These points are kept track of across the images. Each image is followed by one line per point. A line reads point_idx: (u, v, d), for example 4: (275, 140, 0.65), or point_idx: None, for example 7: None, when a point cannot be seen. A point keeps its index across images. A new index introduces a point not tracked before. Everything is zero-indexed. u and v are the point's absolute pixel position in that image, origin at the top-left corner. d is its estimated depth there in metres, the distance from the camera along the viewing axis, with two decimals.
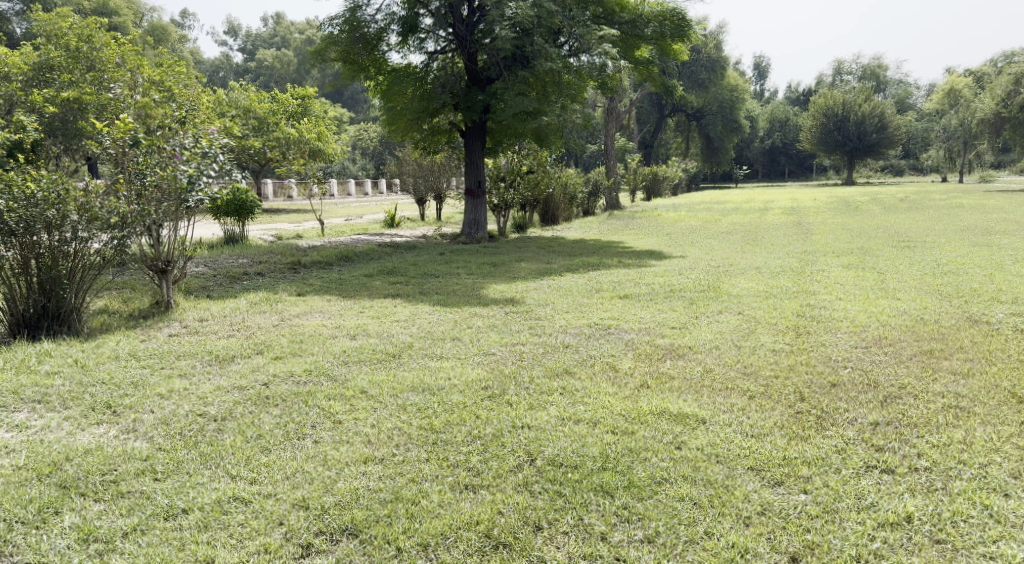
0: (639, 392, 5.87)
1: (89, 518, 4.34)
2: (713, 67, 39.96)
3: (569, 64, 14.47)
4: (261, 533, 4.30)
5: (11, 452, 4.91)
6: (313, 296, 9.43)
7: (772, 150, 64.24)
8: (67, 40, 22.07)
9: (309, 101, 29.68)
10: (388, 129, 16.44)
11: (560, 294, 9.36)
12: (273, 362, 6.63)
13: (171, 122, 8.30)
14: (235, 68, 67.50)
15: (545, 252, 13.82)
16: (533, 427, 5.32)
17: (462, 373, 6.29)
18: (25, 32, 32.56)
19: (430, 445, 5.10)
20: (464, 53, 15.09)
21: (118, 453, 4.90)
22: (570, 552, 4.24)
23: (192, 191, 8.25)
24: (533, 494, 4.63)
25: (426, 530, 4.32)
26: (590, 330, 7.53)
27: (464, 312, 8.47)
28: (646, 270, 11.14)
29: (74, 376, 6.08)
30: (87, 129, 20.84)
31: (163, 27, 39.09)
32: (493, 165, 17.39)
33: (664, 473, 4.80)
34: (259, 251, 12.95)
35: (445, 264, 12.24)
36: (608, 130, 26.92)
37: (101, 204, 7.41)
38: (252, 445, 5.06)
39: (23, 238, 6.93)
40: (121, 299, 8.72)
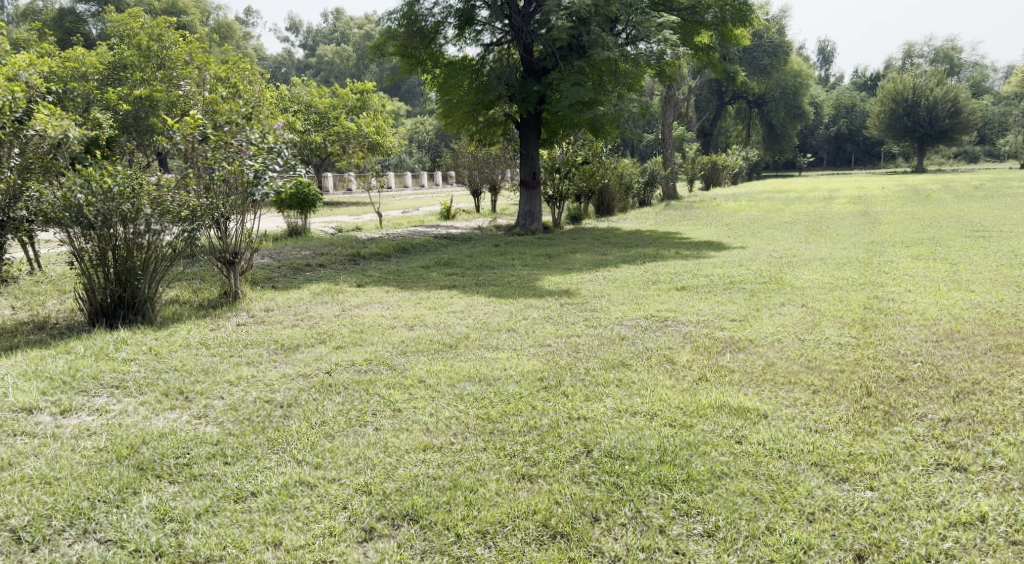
0: (697, 386, 5.86)
1: (164, 499, 4.52)
2: (776, 52, 38.84)
3: (627, 52, 14.35)
4: (326, 516, 4.43)
5: (92, 435, 5.15)
6: (371, 287, 9.60)
7: (838, 137, 62.76)
8: (138, 40, 23.01)
9: (368, 95, 30.15)
10: (445, 122, 16.57)
11: (616, 285, 9.36)
12: (335, 351, 6.81)
13: (237, 118, 8.51)
14: (297, 64, 68.85)
15: (601, 243, 13.82)
16: (590, 419, 5.36)
17: (518, 363, 6.37)
18: (100, 33, 33.62)
19: (488, 435, 5.19)
20: (520, 45, 15.20)
21: (191, 437, 5.11)
22: (628, 544, 4.27)
23: (257, 185, 8.49)
24: (590, 485, 4.68)
25: (484, 517, 4.41)
26: (646, 322, 7.53)
27: (519, 303, 8.54)
28: (705, 261, 11.04)
29: (149, 363, 6.34)
30: (159, 126, 21.59)
31: (229, 26, 40.12)
32: (548, 156, 17.35)
33: (724, 467, 4.79)
34: (321, 243, 13.25)
35: (500, 255, 12.33)
36: (665, 119, 26.62)
37: (173, 198, 7.70)
38: (316, 432, 5.23)
39: (101, 231, 7.24)
40: (192, 290, 9.04)
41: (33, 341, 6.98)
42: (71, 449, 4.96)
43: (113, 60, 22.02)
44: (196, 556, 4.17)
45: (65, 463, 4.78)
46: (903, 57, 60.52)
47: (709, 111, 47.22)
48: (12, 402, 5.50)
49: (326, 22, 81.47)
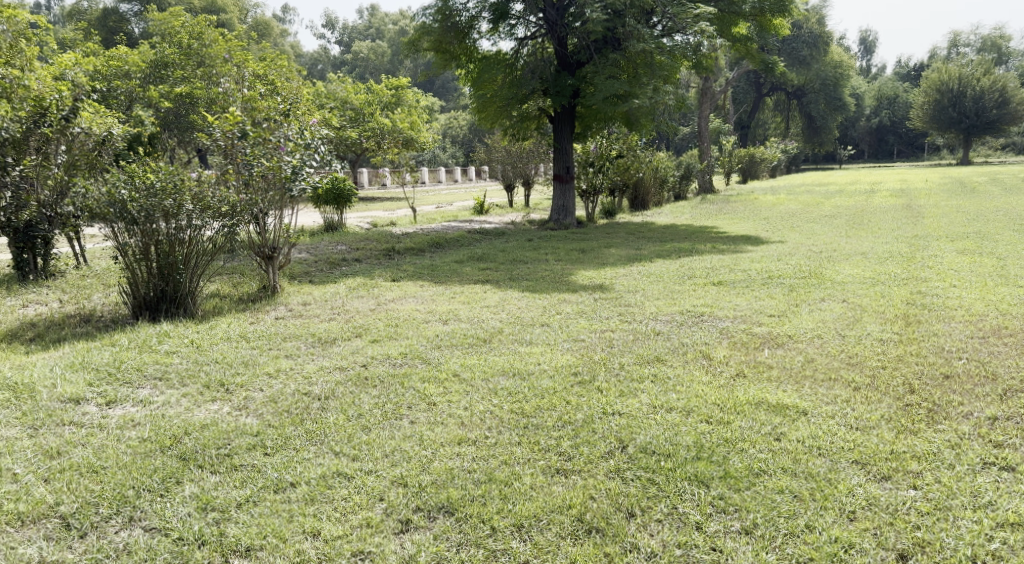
0: (735, 382, 5.82)
1: (207, 489, 4.60)
2: (816, 43, 38.17)
3: (663, 45, 14.23)
4: (363, 507, 4.48)
5: (137, 425, 5.26)
6: (406, 282, 9.67)
7: (879, 129, 61.74)
8: (179, 38, 23.15)
9: (403, 91, 30.32)
10: (478, 116, 16.62)
11: (651, 280, 9.32)
12: (371, 344, 6.88)
13: (275, 115, 8.62)
14: (332, 60, 69.60)
15: (635, 238, 13.76)
16: (624, 414, 5.36)
17: (552, 358, 6.39)
18: (143, 32, 34.21)
19: (522, 429, 5.20)
20: (555, 38, 15.16)
21: (232, 429, 5.20)
22: (664, 540, 4.26)
23: (295, 181, 8.64)
24: (625, 481, 4.67)
25: (519, 511, 4.43)
26: (681, 317, 7.50)
27: (553, 298, 8.55)
28: (742, 255, 10.94)
29: (191, 356, 6.46)
30: (198, 123, 21.96)
31: (267, 23, 40.67)
32: (581, 150, 17.28)
33: (762, 464, 4.76)
34: (357, 238, 13.39)
35: (534, 250, 12.34)
36: (702, 112, 26.35)
37: (214, 194, 7.86)
38: (353, 424, 5.29)
39: (144, 226, 7.38)
40: (231, 284, 9.19)
41: (80, 333, 7.15)
42: (117, 439, 5.07)
43: (154, 59, 22.53)
44: (238, 545, 4.23)
45: (111, 452, 4.89)
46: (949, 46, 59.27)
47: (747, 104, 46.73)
48: (60, 393, 5.64)
49: (361, 18, 82.10)
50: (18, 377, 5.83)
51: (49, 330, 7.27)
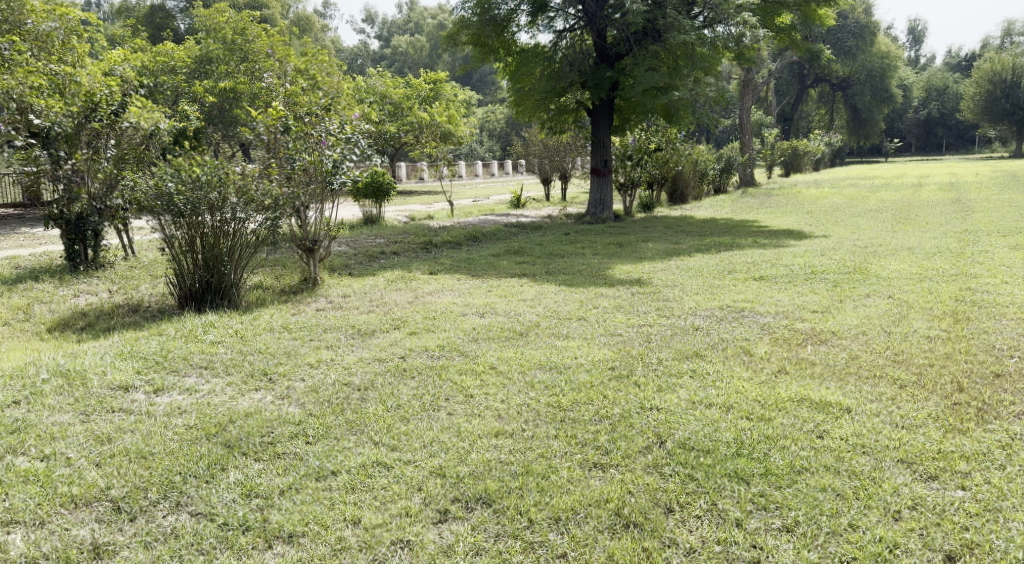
0: (776, 378, 5.76)
1: (251, 476, 4.67)
2: (862, 33, 37.43)
3: (703, 36, 14.02)
4: (402, 497, 4.51)
5: (183, 413, 5.37)
6: (444, 275, 9.73)
7: (928, 122, 60.48)
8: (224, 33, 23.49)
9: (440, 85, 30.34)
10: (516, 110, 16.58)
11: (690, 275, 9.25)
12: (409, 337, 6.93)
13: (317, 109, 8.75)
14: (372, 55, 70.13)
15: (673, 232, 13.65)
16: (663, 409, 5.34)
17: (588, 352, 6.39)
18: (188, 28, 34.87)
19: (559, 423, 5.21)
20: (594, 30, 15.11)
21: (274, 417, 5.28)
22: (703, 535, 4.24)
23: (335, 175, 8.79)
24: (664, 476, 4.66)
25: (556, 504, 4.43)
26: (721, 313, 7.44)
27: (590, 292, 8.52)
28: (784, 250, 10.80)
29: (235, 345, 6.58)
30: (242, 117, 22.35)
31: (309, 19, 41.16)
32: (619, 143, 17.17)
33: (804, 462, 4.71)
34: (395, 231, 13.50)
35: (571, 244, 12.31)
36: (744, 103, 26.00)
37: (257, 188, 7.98)
38: (393, 414, 5.35)
39: (190, 218, 7.53)
40: (274, 276, 9.32)
41: (128, 323, 7.31)
42: (164, 426, 5.17)
43: (200, 55, 23.00)
44: (281, 531, 4.26)
45: (159, 439, 4.99)
46: (1002, 36, 57.75)
47: (790, 96, 46.05)
48: (110, 380, 5.78)
49: (400, 13, 82.54)
50: (70, 364, 5.98)
51: (99, 319, 7.45)
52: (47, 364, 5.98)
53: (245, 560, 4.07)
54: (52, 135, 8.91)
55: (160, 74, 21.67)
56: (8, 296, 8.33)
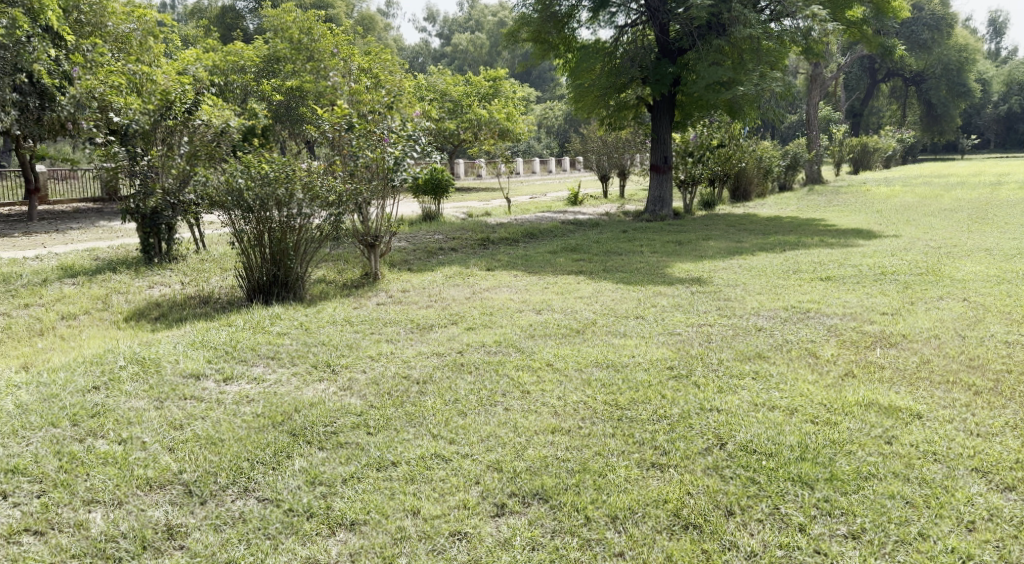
0: (844, 382, 5.63)
1: (315, 464, 4.77)
2: (938, 25, 36.08)
3: (770, 29, 13.95)
4: (460, 490, 4.55)
5: (251, 401, 5.51)
6: (501, 272, 9.77)
7: (1009, 117, 58.15)
8: (290, 33, 23.75)
9: (500, 82, 30.43)
10: (575, 107, 16.53)
11: (752, 274, 9.10)
12: (467, 332, 6.97)
13: (379, 107, 8.93)
14: (433, 53, 70.87)
15: (735, 230, 13.41)
16: (723, 410, 5.27)
17: (647, 351, 6.34)
18: (257, 29, 35.77)
19: (616, 421, 5.19)
20: (656, 25, 14.97)
21: (337, 408, 5.39)
22: (765, 540, 4.17)
23: (397, 172, 8.82)
24: (724, 479, 4.59)
25: (613, 502, 4.41)
26: (786, 313, 7.30)
27: (648, 291, 8.45)
28: (853, 251, 10.52)
29: (300, 337, 6.72)
30: (308, 115, 22.78)
31: (372, 17, 41.64)
32: (681, 140, 16.91)
33: (872, 468, 4.60)
34: (452, 228, 13.59)
35: (629, 241, 12.19)
36: (811, 98, 25.40)
37: (322, 184, 8.13)
38: (450, 408, 5.40)
39: (258, 214, 7.72)
40: (336, 270, 9.49)
41: (199, 314, 7.54)
42: (233, 414, 5.32)
43: (268, 54, 23.55)
44: (343, 519, 4.34)
45: (228, 426, 5.13)
46: None
47: (859, 91, 44.81)
48: (183, 368, 5.97)
49: (461, 11, 82.79)
50: (145, 352, 6.19)
51: (172, 310, 7.69)
52: (124, 352, 6.20)
53: (309, 546, 4.15)
54: (130, 132, 9.35)
55: (230, 74, 22.24)
56: (88, 286, 8.66)
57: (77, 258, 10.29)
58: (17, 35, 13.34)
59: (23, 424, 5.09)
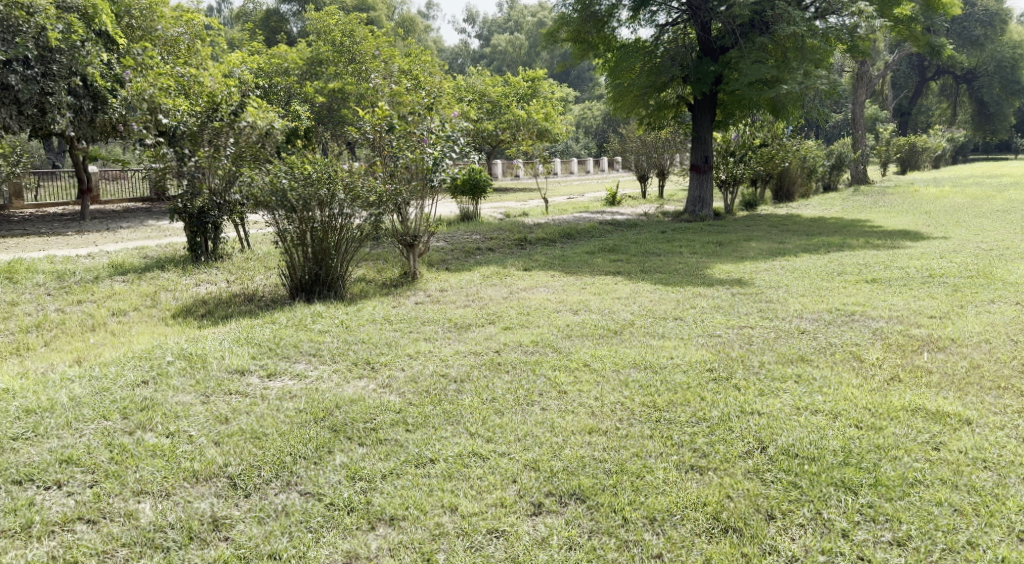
0: (889, 386, 5.53)
1: (355, 459, 4.81)
2: (991, 21, 35.11)
3: (815, 27, 13.76)
4: (498, 488, 4.55)
5: (294, 397, 5.58)
6: (538, 272, 9.76)
7: None
8: (333, 35, 24.03)
9: (539, 82, 30.45)
10: (615, 107, 16.46)
11: (795, 276, 8.97)
12: (504, 332, 6.98)
13: (419, 108, 8.99)
14: (472, 54, 71.15)
15: (777, 231, 13.24)
16: (764, 414, 5.20)
17: (686, 353, 6.28)
18: (301, 32, 36.25)
19: (654, 423, 5.15)
20: (698, 23, 14.85)
21: (376, 405, 5.43)
22: (807, 545, 4.11)
23: (436, 172, 8.92)
24: (765, 482, 4.54)
25: (652, 504, 4.38)
26: (830, 316, 7.17)
27: (688, 292, 8.39)
28: (898, 253, 10.31)
29: (341, 335, 6.79)
30: (349, 116, 23.02)
31: (412, 19, 41.89)
32: (722, 140, 16.74)
33: (917, 474, 4.50)
34: (490, 228, 13.60)
35: (668, 242, 12.13)
36: (857, 97, 24.96)
37: (363, 184, 8.20)
38: (488, 407, 5.41)
39: (301, 214, 7.82)
40: (376, 269, 9.57)
41: (244, 311, 7.66)
42: (276, 409, 5.39)
43: (311, 56, 23.84)
44: (382, 513, 4.36)
45: (272, 421, 5.20)
46: None
47: (908, 90, 43.86)
48: (228, 364, 6.07)
49: (500, 11, 82.83)
50: (192, 348, 6.31)
51: (217, 307, 7.83)
52: (172, 348, 6.33)
53: (349, 539, 4.19)
54: (178, 133, 9.51)
55: (274, 76, 22.60)
56: (137, 284, 8.85)
57: (127, 256, 10.53)
58: (72, 39, 14.07)
59: (76, 416, 5.21)
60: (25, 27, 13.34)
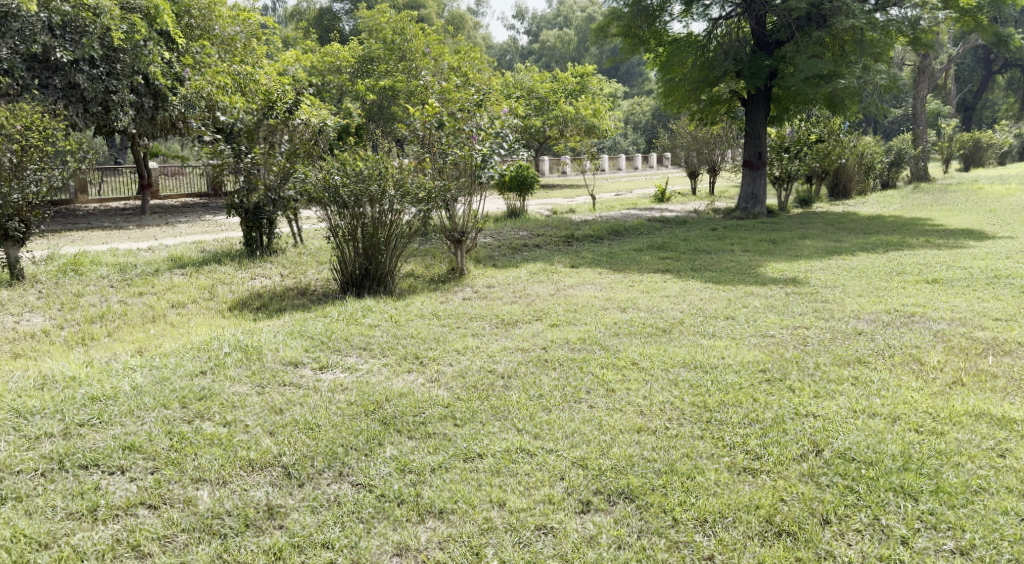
0: (951, 390, 5.36)
1: (405, 452, 4.84)
2: None
3: (875, 20, 13.43)
4: (545, 484, 4.54)
5: (345, 389, 5.64)
6: (586, 269, 9.70)
7: None
8: (384, 33, 24.22)
9: (588, 78, 30.30)
10: (666, 102, 16.30)
11: (852, 276, 8.76)
12: (551, 329, 6.96)
13: (469, 105, 9.00)
14: (521, 51, 71.16)
15: (833, 229, 12.96)
16: (820, 416, 5.09)
17: (737, 353, 6.18)
18: (353, 30, 36.63)
19: (705, 424, 5.08)
20: (752, 17, 14.60)
21: (425, 399, 5.46)
22: (864, 551, 4.01)
23: (485, 168, 8.93)
24: (820, 486, 4.44)
25: (703, 505, 4.32)
26: (889, 318, 6.98)
27: (740, 291, 8.25)
28: (960, 252, 10.02)
29: (390, 329, 6.84)
30: (399, 113, 23.19)
31: (462, 16, 42.00)
32: (776, 136, 16.44)
33: (981, 482, 4.38)
34: (538, 225, 13.58)
35: (719, 240, 11.96)
36: (918, 91, 24.28)
37: (413, 181, 8.23)
38: (535, 403, 5.39)
39: (353, 209, 7.92)
40: (425, 265, 9.63)
41: (297, 304, 7.78)
42: (328, 401, 5.45)
43: (363, 55, 24.06)
44: (432, 506, 4.38)
45: (325, 412, 5.27)
46: None
47: (972, 83, 42.47)
48: (282, 356, 6.17)
49: (549, 7, 82.61)
50: (248, 340, 6.43)
51: (272, 300, 7.97)
52: (229, 340, 6.46)
53: (400, 531, 4.22)
54: (235, 130, 9.73)
55: (327, 74, 22.90)
56: (195, 277, 9.04)
57: (186, 250, 10.77)
58: (135, 39, 14.44)
59: (138, 404, 5.34)
60: (92, 27, 13.79)
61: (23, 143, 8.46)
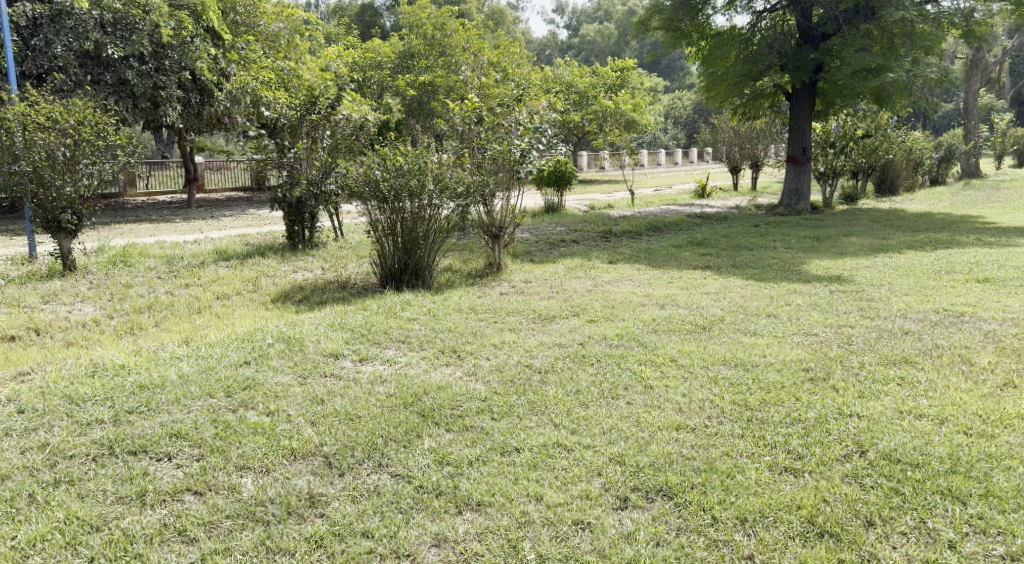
0: (1002, 393, 5.22)
1: (443, 444, 4.87)
2: None
3: (926, 12, 13.11)
4: (582, 480, 4.53)
5: (384, 382, 5.69)
6: (624, 265, 9.65)
7: None
8: (424, 29, 24.33)
9: (628, 73, 30.12)
10: (707, 97, 16.12)
11: (899, 274, 8.57)
12: (589, 324, 6.94)
13: (508, 100, 8.99)
14: (561, 45, 71.04)
15: (879, 226, 12.70)
16: (864, 417, 5.00)
17: (780, 351, 6.10)
18: (394, 26, 36.92)
19: (745, 422, 5.03)
20: (798, 10, 14.36)
21: (463, 393, 5.48)
22: (909, 554, 3.94)
23: (523, 164, 8.92)
24: (864, 487, 4.36)
25: (743, 505, 4.27)
26: (937, 317, 6.82)
27: (781, 288, 8.13)
28: (1012, 251, 9.74)
29: (428, 323, 6.88)
30: (439, 108, 23.29)
31: (502, 11, 42.06)
32: (821, 131, 16.16)
33: None
34: (576, 220, 13.54)
35: (760, 236, 11.79)
36: (970, 85, 23.67)
37: (452, 175, 8.26)
38: (572, 399, 5.38)
39: (392, 204, 7.97)
40: (463, 260, 9.66)
41: (338, 297, 7.86)
42: (368, 393, 5.50)
43: (403, 50, 24.22)
44: (469, 499, 4.41)
45: (364, 404, 5.32)
46: None
47: None
48: (323, 347, 6.24)
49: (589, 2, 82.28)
50: (290, 332, 6.52)
51: (313, 293, 8.06)
52: (272, 331, 6.56)
53: (438, 522, 4.24)
54: (279, 125, 9.90)
55: (368, 70, 23.08)
56: (239, 269, 9.18)
57: (230, 243, 10.95)
58: (183, 35, 14.73)
59: (184, 393, 5.45)
60: (142, 24, 14.08)
61: (76, 137, 8.67)
